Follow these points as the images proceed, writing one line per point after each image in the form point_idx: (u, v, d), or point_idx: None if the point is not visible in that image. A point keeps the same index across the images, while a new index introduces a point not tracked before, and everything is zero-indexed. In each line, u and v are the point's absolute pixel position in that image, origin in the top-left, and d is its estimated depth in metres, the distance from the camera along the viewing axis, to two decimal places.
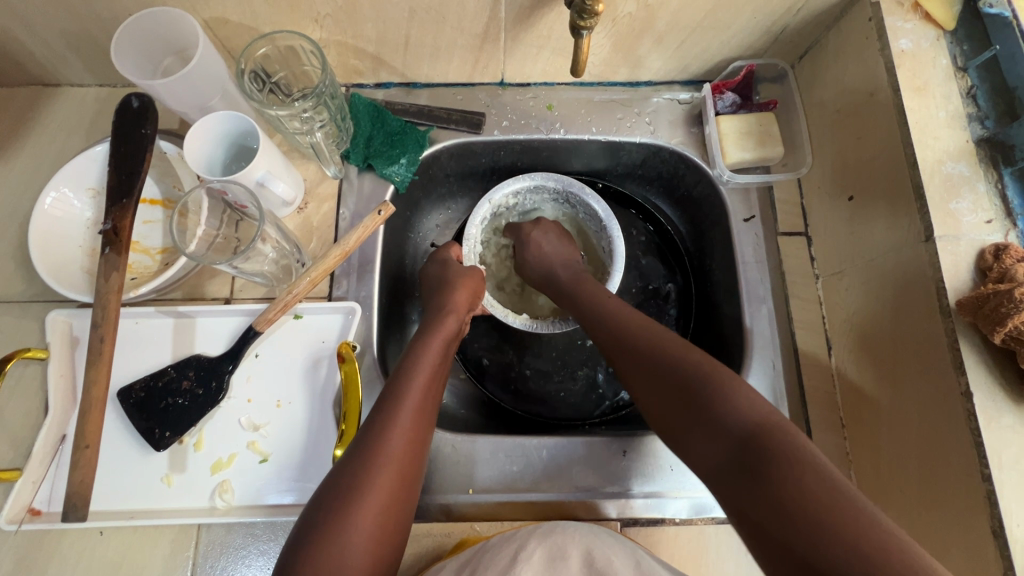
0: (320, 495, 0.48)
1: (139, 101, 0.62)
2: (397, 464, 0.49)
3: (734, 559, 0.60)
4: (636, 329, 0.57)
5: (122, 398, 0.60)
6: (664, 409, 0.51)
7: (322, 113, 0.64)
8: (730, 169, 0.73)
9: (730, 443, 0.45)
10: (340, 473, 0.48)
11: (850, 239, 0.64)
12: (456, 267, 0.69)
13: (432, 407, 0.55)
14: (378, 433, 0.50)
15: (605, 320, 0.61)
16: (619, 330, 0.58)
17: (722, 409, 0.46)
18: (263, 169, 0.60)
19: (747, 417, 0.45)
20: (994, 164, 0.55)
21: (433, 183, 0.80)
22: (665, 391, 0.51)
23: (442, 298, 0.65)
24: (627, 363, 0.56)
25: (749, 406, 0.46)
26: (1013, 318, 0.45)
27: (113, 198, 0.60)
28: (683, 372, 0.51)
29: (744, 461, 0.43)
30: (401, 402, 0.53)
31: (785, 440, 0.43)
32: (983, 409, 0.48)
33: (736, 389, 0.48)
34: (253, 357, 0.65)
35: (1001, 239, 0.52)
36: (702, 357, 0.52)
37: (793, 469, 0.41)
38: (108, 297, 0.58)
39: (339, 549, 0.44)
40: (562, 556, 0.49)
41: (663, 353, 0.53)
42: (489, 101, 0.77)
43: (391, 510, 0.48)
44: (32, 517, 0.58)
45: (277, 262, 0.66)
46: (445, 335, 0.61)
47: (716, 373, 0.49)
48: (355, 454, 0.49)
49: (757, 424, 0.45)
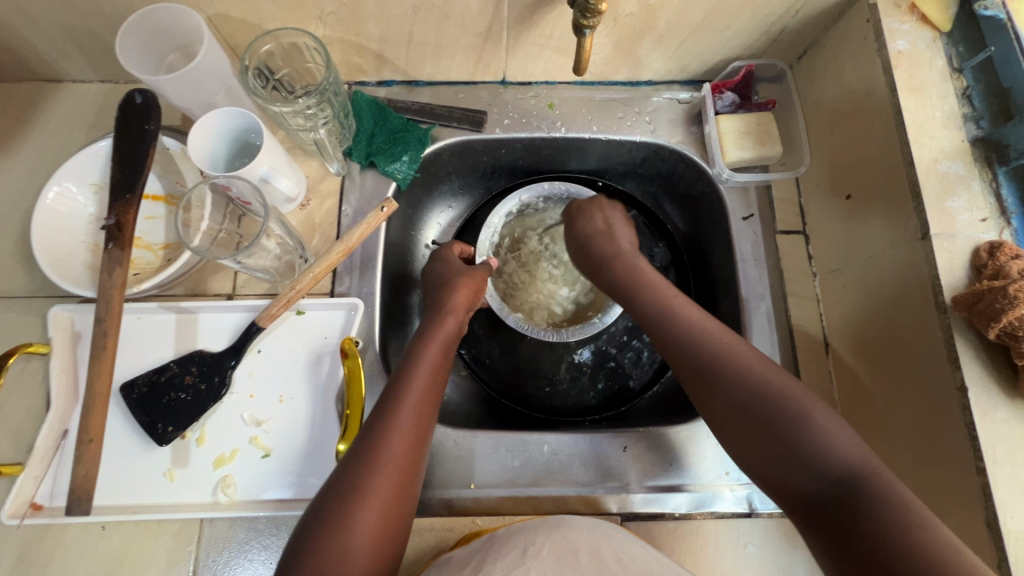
0: (320, 497, 0.48)
1: (142, 97, 0.62)
2: (396, 464, 0.49)
3: (732, 552, 0.61)
4: (714, 345, 0.56)
5: (124, 392, 0.60)
6: (748, 435, 0.51)
7: (326, 110, 0.64)
8: (729, 168, 0.74)
9: (827, 482, 0.46)
10: (340, 474, 0.49)
11: (848, 237, 0.65)
12: (456, 266, 0.70)
13: (433, 407, 0.56)
14: (377, 436, 0.50)
15: (674, 333, 0.59)
16: (694, 344, 0.57)
17: (818, 449, 0.47)
18: (267, 165, 0.60)
19: (843, 457, 0.46)
20: (989, 163, 0.56)
21: (435, 180, 0.80)
22: (752, 418, 0.51)
23: (440, 299, 0.66)
24: (704, 379, 0.55)
25: (845, 446, 0.47)
26: (1008, 313, 0.46)
27: (116, 193, 0.60)
28: (774, 401, 0.51)
29: (842, 502, 0.45)
30: (400, 403, 0.53)
31: (882, 486, 0.44)
32: (978, 404, 0.49)
33: (830, 426, 0.48)
34: (256, 353, 0.65)
35: (996, 237, 0.53)
36: (793, 385, 0.52)
37: (891, 516, 0.42)
38: (112, 292, 0.58)
39: (338, 549, 0.45)
40: (570, 550, 0.49)
41: (747, 377, 0.53)
42: (491, 99, 0.77)
43: (391, 510, 0.48)
44: (34, 512, 0.58)
45: (280, 258, 0.66)
46: (445, 335, 0.62)
47: (809, 408, 0.50)
48: (354, 456, 0.50)
49: (852, 467, 0.46)
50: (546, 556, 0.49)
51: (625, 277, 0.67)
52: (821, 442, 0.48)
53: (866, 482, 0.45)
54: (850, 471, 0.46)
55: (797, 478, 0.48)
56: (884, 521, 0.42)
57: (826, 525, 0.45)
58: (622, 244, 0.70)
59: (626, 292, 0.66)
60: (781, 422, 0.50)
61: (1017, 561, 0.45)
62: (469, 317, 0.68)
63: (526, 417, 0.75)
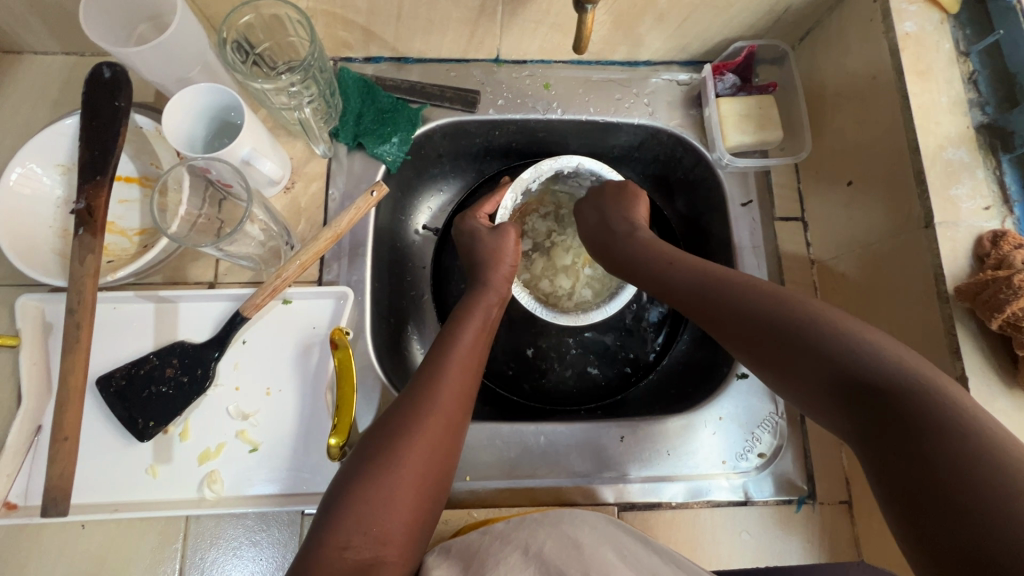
0: (370, 436, 0.48)
1: (111, 71, 0.58)
2: (446, 404, 0.49)
3: (728, 540, 0.61)
4: (723, 276, 0.53)
5: (101, 386, 0.58)
6: (776, 359, 0.46)
7: (311, 88, 0.60)
8: (729, 152, 0.72)
9: (858, 389, 0.40)
10: (393, 413, 0.49)
11: (849, 224, 0.64)
12: (487, 236, 0.66)
13: (479, 363, 0.56)
14: (431, 380, 0.51)
15: (678, 273, 0.56)
16: (700, 278, 0.54)
17: (837, 346, 0.42)
18: (248, 146, 0.57)
19: (866, 352, 0.41)
20: (993, 150, 0.55)
21: (426, 163, 0.77)
22: (764, 335, 0.47)
23: (488, 256, 0.65)
24: (711, 309, 0.52)
25: (872, 341, 0.42)
26: (1011, 304, 0.46)
27: (85, 175, 0.57)
28: (784, 313, 0.46)
29: (876, 408, 0.39)
30: (455, 354, 0.53)
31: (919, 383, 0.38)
32: (978, 394, 0.49)
33: (855, 324, 0.43)
34: (240, 344, 0.62)
35: (999, 226, 0.53)
36: (803, 297, 0.47)
37: (924, 403, 0.37)
38: (84, 280, 0.55)
39: (387, 481, 0.44)
40: (575, 543, 0.48)
41: (755, 297, 0.49)
42: (484, 78, 0.74)
43: (437, 453, 0.47)
44: (8, 512, 0.55)
45: (264, 244, 0.63)
46: (494, 298, 0.62)
47: (824, 312, 0.45)
48: (408, 397, 0.50)
49: (882, 357, 0.40)
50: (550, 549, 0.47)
51: (624, 251, 0.63)
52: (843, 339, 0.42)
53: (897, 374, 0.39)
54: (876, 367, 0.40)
55: (829, 396, 0.42)
56: (921, 409, 0.37)
57: (864, 436, 0.40)
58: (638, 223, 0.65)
59: (634, 265, 0.62)
60: (794, 332, 0.45)
61: None
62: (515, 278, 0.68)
63: (521, 405, 0.74)
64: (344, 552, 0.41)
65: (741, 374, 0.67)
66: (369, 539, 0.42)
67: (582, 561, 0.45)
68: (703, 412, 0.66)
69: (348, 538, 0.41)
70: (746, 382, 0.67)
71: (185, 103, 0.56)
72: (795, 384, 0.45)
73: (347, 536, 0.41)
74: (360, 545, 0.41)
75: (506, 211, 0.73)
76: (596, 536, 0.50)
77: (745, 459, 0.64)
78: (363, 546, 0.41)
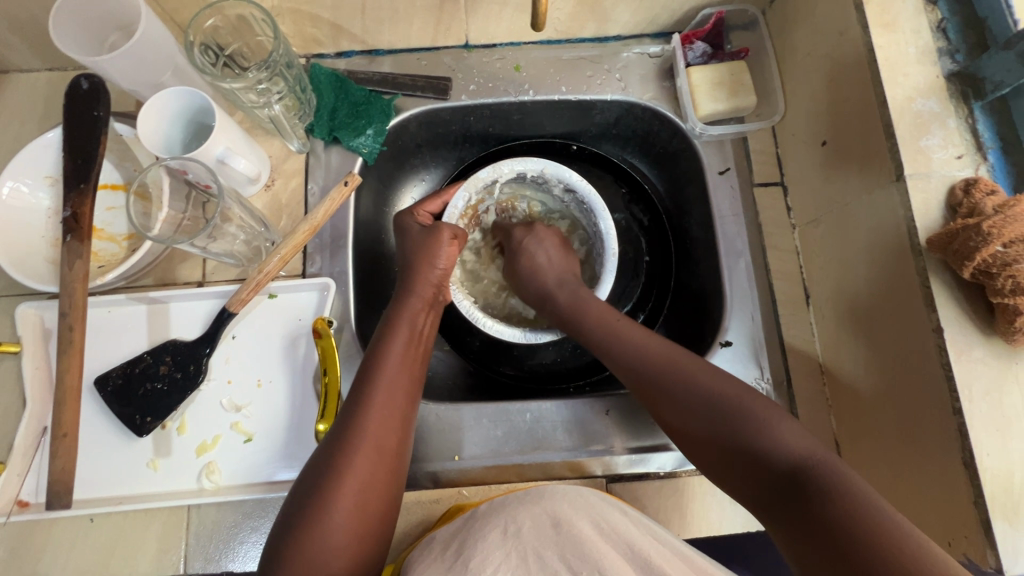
0: (305, 480, 0.49)
1: (88, 83, 0.60)
2: (374, 437, 0.50)
3: (718, 506, 0.61)
4: (664, 358, 0.55)
5: (99, 385, 0.60)
6: (708, 446, 0.50)
7: (279, 84, 0.62)
8: (703, 122, 0.72)
9: (777, 478, 0.44)
10: (324, 453, 0.50)
11: (825, 185, 0.64)
12: (416, 237, 0.64)
13: (413, 378, 0.56)
14: (354, 413, 0.52)
15: (620, 350, 0.58)
16: (642, 356, 0.56)
17: (764, 445, 0.46)
18: (223, 145, 0.59)
19: (788, 454, 0.45)
20: (965, 98, 0.54)
21: (404, 153, 0.78)
22: (702, 428, 0.50)
23: (421, 270, 0.62)
24: (654, 393, 0.54)
25: (790, 443, 0.45)
26: (981, 251, 0.45)
27: (70, 184, 0.59)
28: (714, 414, 0.49)
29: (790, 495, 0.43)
30: (383, 381, 0.54)
31: (829, 477, 0.42)
32: (955, 344, 0.48)
33: (778, 424, 0.47)
34: (230, 339, 0.64)
35: (972, 174, 0.52)
36: (735, 389, 0.50)
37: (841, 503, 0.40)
38: (74, 286, 0.57)
39: (322, 528, 0.46)
40: (558, 515, 0.49)
41: (695, 384, 0.52)
42: (455, 64, 0.74)
43: (371, 487, 0.49)
44: (21, 509, 0.59)
45: (247, 242, 0.65)
46: (424, 306, 0.61)
47: (757, 410, 0.48)
48: (335, 438, 0.51)
49: (802, 462, 0.44)
50: (528, 531, 0.47)
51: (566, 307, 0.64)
52: (766, 443, 0.46)
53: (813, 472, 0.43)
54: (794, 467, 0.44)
55: (752, 482, 0.46)
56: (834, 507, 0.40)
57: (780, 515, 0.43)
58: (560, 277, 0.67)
59: (570, 320, 0.63)
60: (723, 430, 0.48)
61: (993, 496, 0.45)
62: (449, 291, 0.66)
63: (512, 385, 0.75)
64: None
65: (724, 343, 0.68)
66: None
67: (558, 541, 0.45)
68: None
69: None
70: (730, 350, 0.68)
71: (161, 111, 0.58)
72: (729, 470, 0.48)
73: None
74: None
75: (455, 210, 0.69)
76: (577, 511, 0.50)
77: None
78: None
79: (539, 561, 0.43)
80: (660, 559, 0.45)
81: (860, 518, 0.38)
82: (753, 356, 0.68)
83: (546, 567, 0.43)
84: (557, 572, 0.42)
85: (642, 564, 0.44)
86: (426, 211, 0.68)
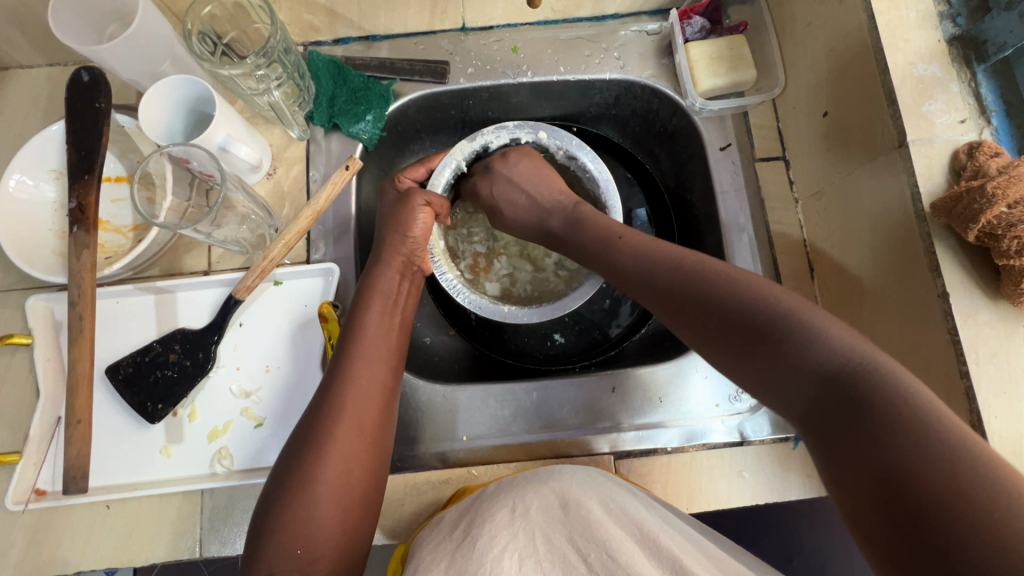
0: (287, 452, 0.50)
1: (89, 75, 0.61)
2: (349, 415, 0.50)
3: (726, 479, 0.61)
4: (689, 264, 0.49)
5: (110, 374, 0.61)
6: (730, 345, 0.45)
7: (277, 71, 0.62)
8: (703, 97, 0.72)
9: (814, 380, 0.39)
10: (304, 429, 0.51)
11: (828, 156, 0.63)
12: (389, 205, 0.64)
13: (392, 353, 0.56)
14: (329, 391, 0.52)
15: (625, 256, 0.54)
16: (665, 265, 0.51)
17: (795, 345, 0.41)
18: (223, 133, 0.59)
19: (825, 352, 0.39)
20: (967, 62, 0.54)
21: (404, 139, 0.78)
22: (724, 328, 0.45)
23: (392, 240, 0.62)
24: (677, 301, 0.49)
25: (837, 341, 0.39)
26: (986, 213, 0.45)
27: (75, 176, 0.59)
28: (738, 313, 0.44)
29: (835, 402, 0.38)
30: (360, 352, 0.54)
31: (874, 378, 0.37)
32: (960, 308, 0.48)
33: (823, 322, 0.41)
34: (237, 326, 0.65)
35: (976, 138, 0.51)
36: (773, 289, 0.44)
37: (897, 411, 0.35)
38: (82, 275, 0.58)
39: (303, 503, 0.47)
40: (564, 495, 0.48)
41: (711, 283, 0.47)
42: (452, 48, 0.74)
43: (353, 465, 0.49)
44: (38, 497, 0.59)
45: (252, 230, 0.66)
46: (395, 272, 0.61)
47: (798, 308, 0.42)
48: (314, 412, 0.51)
49: (842, 359, 0.39)
50: (536, 513, 0.46)
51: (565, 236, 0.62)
52: (806, 342, 0.40)
53: (859, 374, 0.37)
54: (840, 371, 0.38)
55: (782, 388, 0.42)
56: (885, 414, 0.35)
57: (818, 424, 0.39)
58: (552, 205, 0.64)
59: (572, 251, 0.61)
60: (749, 327, 0.44)
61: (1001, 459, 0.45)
62: (429, 259, 0.66)
63: (518, 367, 0.76)
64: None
65: None
66: (293, 559, 0.45)
67: (566, 521, 0.45)
68: (695, 357, 0.66)
69: (270, 565, 0.45)
70: None
71: (164, 99, 0.58)
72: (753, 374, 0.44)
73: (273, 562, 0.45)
74: (287, 570, 0.45)
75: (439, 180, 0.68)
76: (586, 491, 0.49)
77: (738, 400, 0.65)
78: (288, 569, 0.45)
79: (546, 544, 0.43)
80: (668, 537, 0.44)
81: (912, 429, 0.34)
82: None
83: (555, 549, 0.43)
84: (564, 554, 0.43)
85: (658, 554, 0.42)
86: (410, 179, 0.68)
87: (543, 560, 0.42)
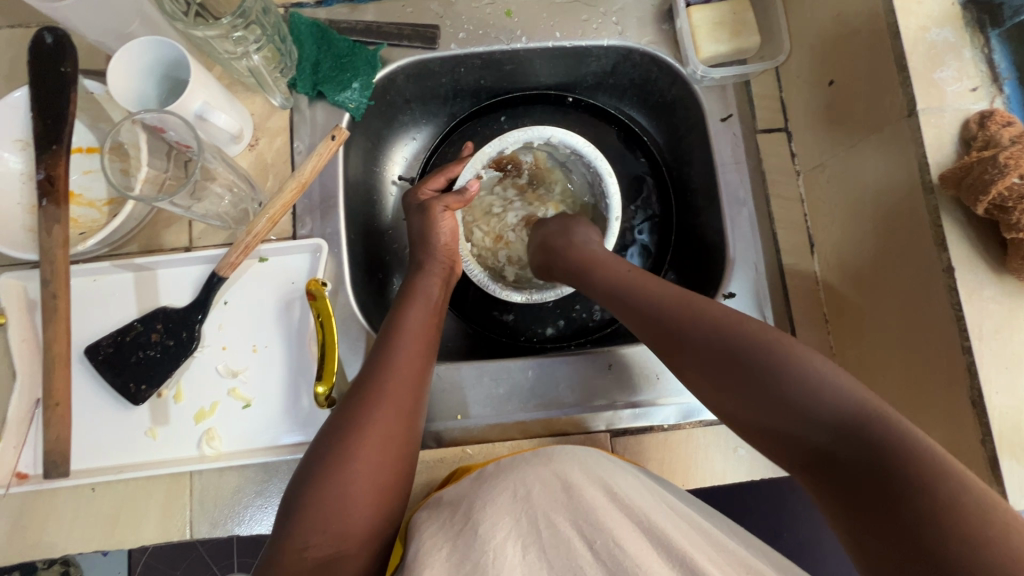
0: (324, 432, 0.50)
1: (52, 36, 0.56)
2: (392, 405, 0.51)
3: (722, 456, 0.60)
4: (698, 315, 0.50)
5: (89, 354, 0.59)
6: (742, 392, 0.46)
7: (255, 32, 0.58)
8: (704, 65, 0.69)
9: (825, 434, 0.41)
10: (342, 412, 0.51)
11: (832, 128, 0.61)
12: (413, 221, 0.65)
13: (430, 347, 0.57)
14: (373, 377, 0.52)
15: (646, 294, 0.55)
16: (666, 310, 0.52)
17: (807, 398, 0.42)
18: (200, 100, 0.55)
19: (840, 405, 0.41)
20: (981, 27, 0.52)
21: (393, 109, 0.75)
22: (735, 378, 0.46)
23: (431, 242, 0.63)
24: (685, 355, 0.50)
25: (839, 386, 0.42)
26: (997, 184, 0.43)
27: (42, 146, 0.56)
28: (745, 363, 0.46)
29: (848, 453, 0.40)
30: (400, 344, 0.55)
31: (887, 431, 0.39)
32: (965, 284, 0.47)
33: (824, 370, 0.43)
34: (223, 305, 0.63)
35: (987, 107, 0.49)
36: (773, 337, 0.46)
37: (912, 458, 0.37)
38: (55, 251, 0.55)
39: (339, 480, 0.46)
40: (564, 481, 0.47)
41: (720, 334, 0.48)
42: (442, 11, 0.70)
43: (389, 447, 0.49)
44: (21, 481, 0.58)
45: (234, 204, 0.63)
46: (438, 280, 0.62)
47: (803, 360, 0.44)
48: (355, 397, 0.51)
49: (850, 415, 0.41)
50: (537, 496, 0.46)
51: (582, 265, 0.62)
52: (812, 389, 0.43)
53: (870, 425, 0.40)
54: (845, 419, 0.41)
55: (792, 438, 0.43)
56: (903, 475, 0.37)
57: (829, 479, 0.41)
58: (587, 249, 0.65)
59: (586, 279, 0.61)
60: (758, 375, 0.45)
61: (1001, 434, 0.45)
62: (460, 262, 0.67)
63: (512, 346, 0.75)
64: (304, 553, 0.44)
65: (727, 295, 0.66)
66: (327, 536, 0.45)
67: (568, 505, 0.44)
68: None
69: (306, 540, 0.45)
70: (733, 301, 0.66)
71: (139, 67, 0.55)
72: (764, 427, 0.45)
73: (305, 538, 0.45)
74: (321, 545, 0.45)
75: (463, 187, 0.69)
76: (587, 474, 0.48)
77: None
78: (321, 544, 0.45)
79: (547, 526, 0.43)
80: (667, 524, 0.44)
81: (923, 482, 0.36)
82: (757, 307, 0.66)
83: (556, 535, 0.42)
84: (567, 539, 0.42)
85: (667, 547, 0.41)
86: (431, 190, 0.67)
87: (543, 544, 0.42)
